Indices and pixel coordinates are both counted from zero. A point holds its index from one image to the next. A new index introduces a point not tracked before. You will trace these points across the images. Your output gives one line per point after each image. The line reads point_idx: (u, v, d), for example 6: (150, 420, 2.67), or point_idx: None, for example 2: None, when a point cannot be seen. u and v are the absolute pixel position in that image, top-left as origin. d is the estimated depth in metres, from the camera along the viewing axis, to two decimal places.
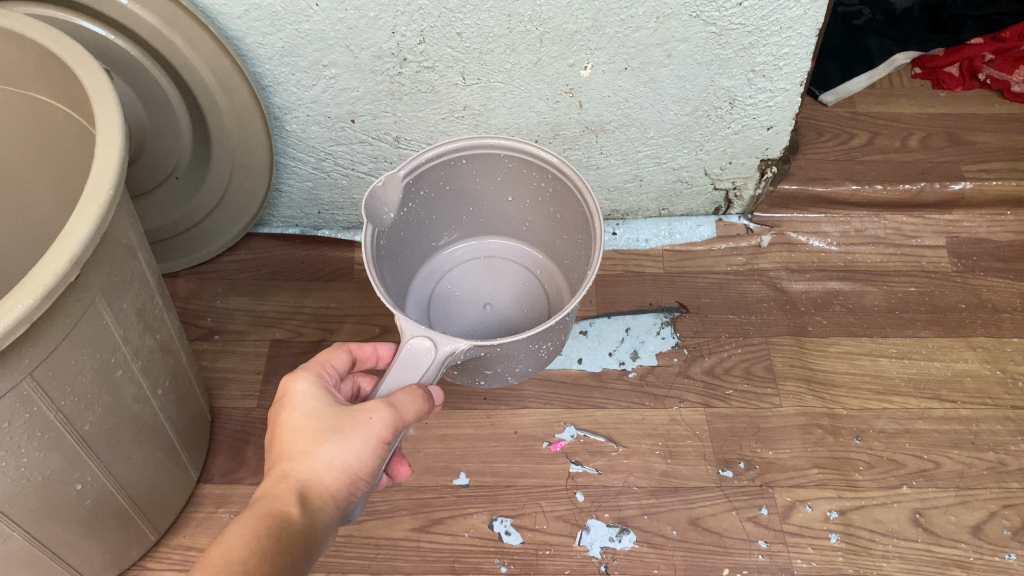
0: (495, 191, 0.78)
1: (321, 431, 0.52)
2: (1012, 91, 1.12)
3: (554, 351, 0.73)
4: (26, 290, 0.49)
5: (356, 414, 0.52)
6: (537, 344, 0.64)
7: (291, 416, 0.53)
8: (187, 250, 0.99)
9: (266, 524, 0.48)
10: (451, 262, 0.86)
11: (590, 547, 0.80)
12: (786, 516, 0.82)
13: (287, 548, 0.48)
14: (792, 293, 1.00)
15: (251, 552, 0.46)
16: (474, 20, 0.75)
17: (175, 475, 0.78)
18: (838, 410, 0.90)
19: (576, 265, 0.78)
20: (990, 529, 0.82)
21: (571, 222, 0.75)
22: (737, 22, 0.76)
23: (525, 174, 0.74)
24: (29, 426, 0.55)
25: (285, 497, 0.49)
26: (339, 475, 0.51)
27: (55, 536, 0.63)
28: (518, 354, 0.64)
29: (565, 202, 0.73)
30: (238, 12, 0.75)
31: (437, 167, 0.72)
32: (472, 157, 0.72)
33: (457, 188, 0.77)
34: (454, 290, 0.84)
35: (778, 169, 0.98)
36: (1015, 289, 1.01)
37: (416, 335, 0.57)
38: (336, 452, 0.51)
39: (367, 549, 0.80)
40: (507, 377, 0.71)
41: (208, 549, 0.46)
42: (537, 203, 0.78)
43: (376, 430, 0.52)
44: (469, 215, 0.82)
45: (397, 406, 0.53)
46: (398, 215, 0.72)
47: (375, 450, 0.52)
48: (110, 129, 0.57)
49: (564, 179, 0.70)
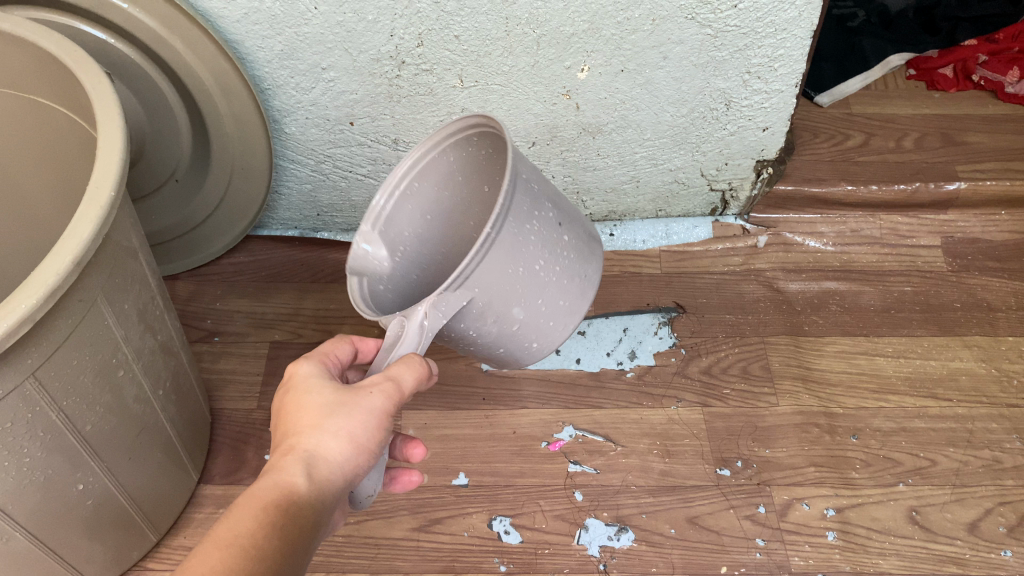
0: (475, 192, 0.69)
1: (327, 404, 0.52)
2: (1005, 91, 1.13)
3: (579, 269, 0.65)
4: (29, 291, 0.49)
5: (361, 387, 0.53)
6: (520, 265, 0.58)
7: (297, 395, 0.54)
8: (187, 252, 1.00)
9: (275, 496, 0.47)
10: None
11: (589, 545, 0.81)
12: (783, 514, 0.83)
13: (297, 522, 0.48)
14: (788, 293, 1.01)
15: (260, 527, 0.46)
16: (471, 23, 0.76)
17: (175, 475, 0.78)
18: (834, 408, 0.91)
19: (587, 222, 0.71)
20: (986, 526, 0.82)
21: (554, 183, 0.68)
22: (732, 24, 0.77)
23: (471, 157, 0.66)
24: (31, 425, 0.55)
25: (293, 469, 0.49)
26: (346, 447, 0.51)
27: (56, 536, 0.64)
28: (512, 287, 0.58)
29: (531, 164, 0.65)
30: (238, 16, 0.75)
31: (400, 207, 0.64)
32: (422, 176, 0.64)
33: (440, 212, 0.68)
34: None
35: (773, 171, 0.99)
36: (1010, 287, 1.02)
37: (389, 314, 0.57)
38: (342, 424, 0.51)
39: (367, 548, 0.81)
40: (550, 329, 0.64)
41: (216, 524, 0.46)
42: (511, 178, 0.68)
43: (379, 402, 0.52)
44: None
45: (396, 379, 0.54)
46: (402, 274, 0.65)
47: (380, 421, 0.53)
48: (112, 131, 0.58)
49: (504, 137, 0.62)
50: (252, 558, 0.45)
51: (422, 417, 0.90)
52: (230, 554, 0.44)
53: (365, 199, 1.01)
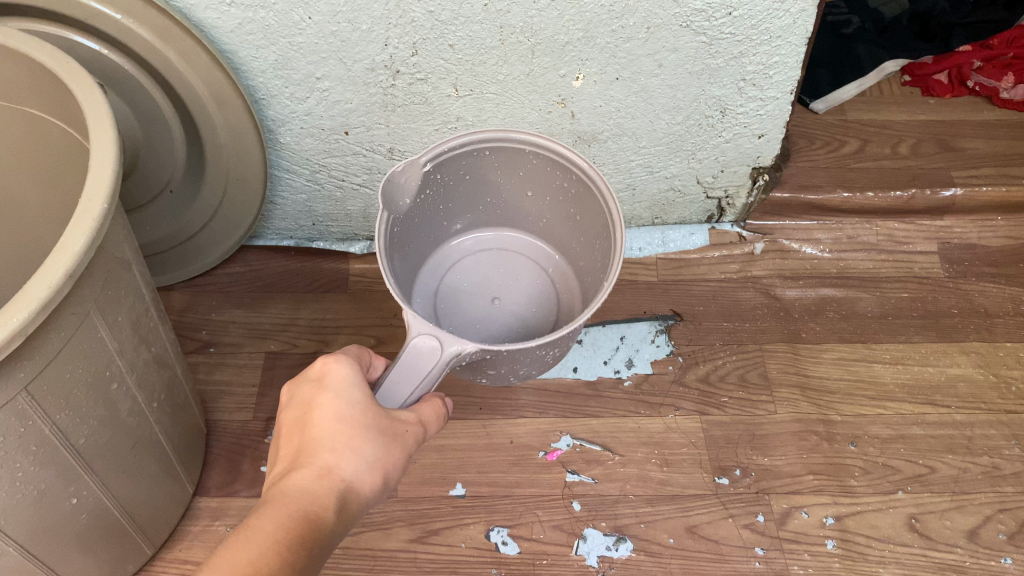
0: (515, 185, 0.74)
1: (367, 430, 0.51)
2: (1000, 97, 1.13)
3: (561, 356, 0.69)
4: (20, 304, 0.49)
5: (400, 424, 0.52)
6: (544, 350, 0.60)
7: (335, 406, 0.51)
8: (182, 263, 0.99)
9: (301, 536, 0.45)
10: (462, 252, 0.80)
11: (587, 555, 0.80)
12: (782, 523, 0.82)
13: (314, 557, 0.46)
14: (785, 301, 1.01)
15: (281, 560, 0.43)
16: (465, 32, 0.76)
17: (171, 487, 0.77)
18: (833, 416, 0.90)
19: (591, 272, 0.73)
20: (986, 533, 0.82)
21: (591, 225, 0.71)
22: (727, 32, 0.77)
23: (548, 172, 0.70)
24: (23, 440, 0.54)
25: (322, 501, 0.47)
26: (375, 480, 0.50)
27: (49, 552, 0.63)
28: (524, 359, 0.60)
29: (589, 205, 0.69)
30: (232, 26, 0.75)
31: (457, 158, 0.68)
32: (497, 150, 0.68)
33: (476, 178, 0.73)
34: (463, 284, 0.78)
35: (769, 177, 0.99)
36: (1006, 293, 1.02)
37: (422, 334, 0.53)
38: (378, 456, 0.50)
39: (364, 560, 0.80)
40: (536, 358, 0.61)
41: (234, 560, 0.42)
42: (556, 203, 0.74)
43: (412, 443, 0.53)
44: (488, 205, 0.78)
45: (426, 422, 0.55)
46: (413, 202, 0.68)
47: (404, 461, 0.53)
48: (105, 143, 0.57)
49: (587, 181, 0.66)
50: None
51: None
52: None
53: (360, 209, 1.01)
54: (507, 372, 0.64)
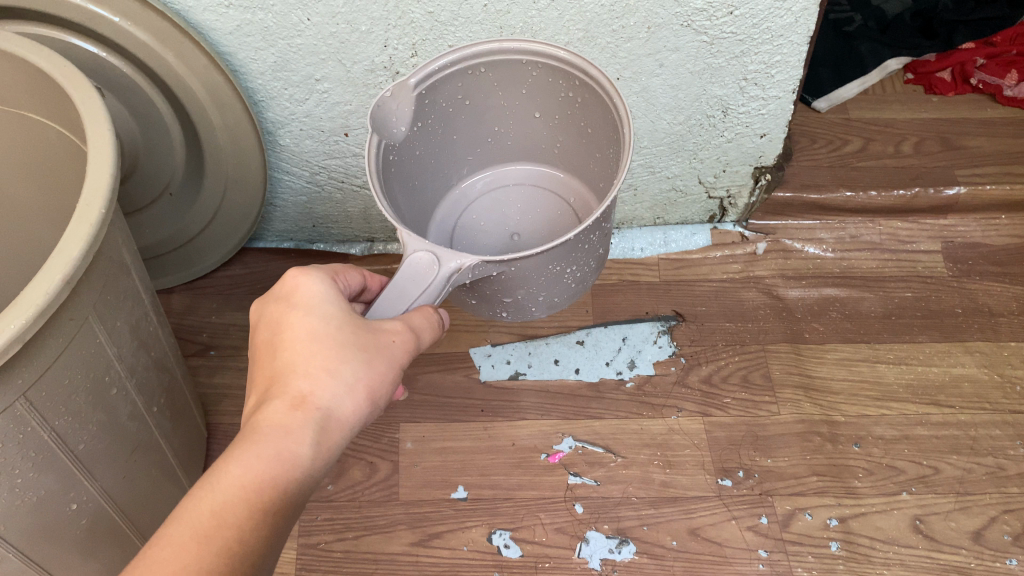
0: (521, 107, 0.69)
1: (340, 347, 0.47)
2: (1004, 94, 1.12)
3: (586, 283, 0.64)
4: (19, 310, 0.48)
5: (378, 334, 0.48)
6: (560, 267, 0.56)
7: (303, 326, 0.48)
8: (182, 266, 0.99)
9: (271, 472, 0.44)
10: (477, 191, 0.76)
11: (590, 558, 0.80)
12: (785, 525, 0.82)
13: (289, 494, 0.45)
14: (788, 300, 1.00)
15: (248, 502, 0.43)
16: (466, 32, 0.75)
17: (171, 492, 0.77)
18: (836, 417, 0.90)
19: (609, 188, 0.67)
20: (990, 534, 0.81)
21: (605, 135, 0.64)
22: (728, 31, 0.77)
23: (551, 84, 0.64)
24: (23, 446, 0.54)
25: (294, 430, 0.45)
26: (356, 403, 0.47)
27: (50, 560, 0.62)
28: (538, 278, 0.55)
29: (601, 115, 0.62)
30: (230, 28, 0.75)
31: (454, 79, 0.63)
32: (494, 66, 0.63)
33: (477, 105, 0.67)
34: (480, 224, 0.74)
35: (772, 176, 0.98)
36: (1011, 292, 1.01)
37: (417, 250, 0.50)
38: (354, 378, 0.47)
39: (366, 563, 0.80)
40: (552, 280, 0.57)
41: (199, 502, 0.43)
42: (567, 119, 0.68)
43: (398, 354, 0.48)
44: (496, 135, 0.72)
45: (418, 332, 0.49)
46: (411, 132, 0.63)
47: (391, 373, 0.49)
48: (103, 147, 0.57)
49: (593, 84, 0.60)
50: (241, 549, 0.42)
51: (419, 430, 0.89)
52: (214, 547, 0.42)
53: (360, 210, 1.00)
54: (524, 302, 0.59)
